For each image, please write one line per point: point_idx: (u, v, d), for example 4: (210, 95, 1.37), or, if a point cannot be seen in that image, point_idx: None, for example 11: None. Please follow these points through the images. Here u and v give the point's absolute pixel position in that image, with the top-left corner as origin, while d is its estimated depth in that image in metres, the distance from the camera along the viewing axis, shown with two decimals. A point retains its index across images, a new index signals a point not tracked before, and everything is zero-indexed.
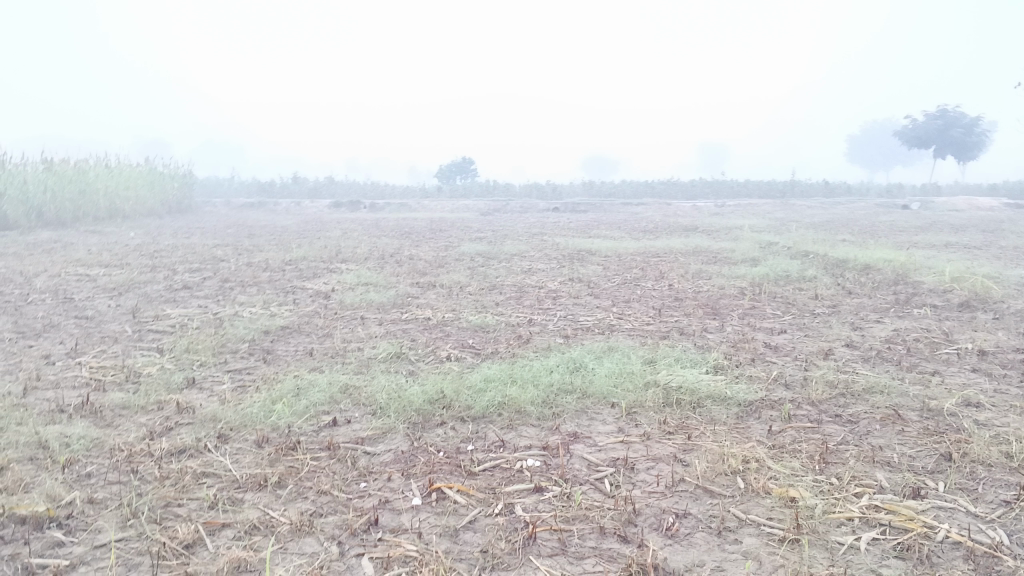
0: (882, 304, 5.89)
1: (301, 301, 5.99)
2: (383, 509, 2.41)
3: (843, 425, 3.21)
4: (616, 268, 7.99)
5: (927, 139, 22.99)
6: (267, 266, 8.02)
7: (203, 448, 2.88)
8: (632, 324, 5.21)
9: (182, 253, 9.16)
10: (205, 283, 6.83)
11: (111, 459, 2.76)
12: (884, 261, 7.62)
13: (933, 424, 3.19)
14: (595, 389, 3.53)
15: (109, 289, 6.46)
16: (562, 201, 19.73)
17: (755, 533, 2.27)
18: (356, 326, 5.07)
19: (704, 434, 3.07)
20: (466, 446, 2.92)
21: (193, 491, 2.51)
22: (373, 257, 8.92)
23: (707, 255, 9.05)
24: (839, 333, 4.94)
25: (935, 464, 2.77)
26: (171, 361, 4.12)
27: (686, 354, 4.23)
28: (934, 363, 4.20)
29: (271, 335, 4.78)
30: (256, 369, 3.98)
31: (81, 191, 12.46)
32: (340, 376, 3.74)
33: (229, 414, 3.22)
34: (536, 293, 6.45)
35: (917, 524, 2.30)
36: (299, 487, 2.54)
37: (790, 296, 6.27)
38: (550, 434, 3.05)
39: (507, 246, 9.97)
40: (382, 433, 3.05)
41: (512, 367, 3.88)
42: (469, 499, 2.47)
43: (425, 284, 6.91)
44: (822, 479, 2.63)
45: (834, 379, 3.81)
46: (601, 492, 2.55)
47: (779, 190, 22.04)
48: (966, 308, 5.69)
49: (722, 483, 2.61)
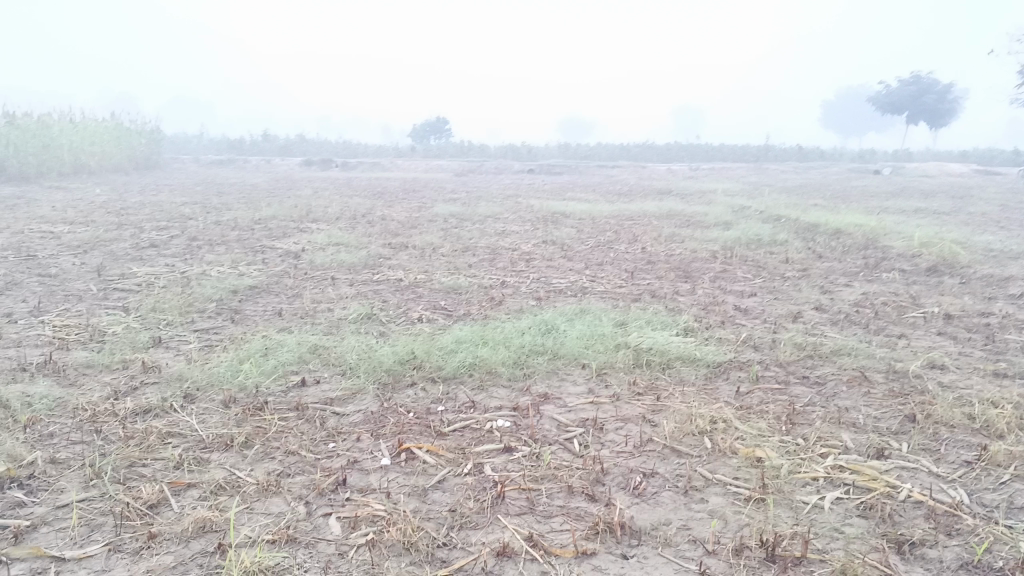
0: (851, 269, 5.94)
1: (270, 261, 5.90)
2: (352, 469, 2.39)
3: (811, 387, 3.24)
4: (589, 231, 7.97)
5: (900, 104, 23.08)
6: (236, 225, 7.89)
7: (169, 408, 2.84)
8: (605, 287, 5.21)
9: (150, 210, 8.99)
10: (172, 242, 6.72)
11: (75, 419, 2.71)
12: (855, 226, 7.68)
13: (899, 386, 3.23)
14: (566, 350, 3.53)
15: (73, 246, 6.32)
16: (537, 163, 19.62)
17: (721, 492, 2.29)
18: (326, 286, 5.02)
19: (674, 395, 3.08)
20: (436, 407, 2.91)
21: (158, 450, 2.48)
22: (345, 217, 8.81)
23: (680, 218, 9.06)
24: (809, 296, 4.97)
25: (900, 425, 2.81)
26: (137, 320, 4.06)
27: (657, 316, 4.24)
28: (901, 326, 4.25)
29: (240, 295, 4.72)
30: (224, 329, 3.93)
31: (44, 145, 12.15)
32: (309, 337, 3.70)
33: (195, 374, 3.17)
34: (509, 255, 6.42)
35: (881, 484, 2.34)
36: (266, 448, 2.52)
37: (762, 259, 6.29)
38: (521, 395, 3.05)
39: (481, 208, 9.90)
40: (351, 394, 3.03)
41: (484, 329, 3.86)
42: (438, 459, 2.47)
43: (397, 244, 6.85)
44: (789, 440, 2.65)
45: (803, 342, 3.84)
46: (570, 452, 2.55)
47: (754, 154, 22.16)
48: (934, 273, 5.76)
49: (690, 443, 2.63)
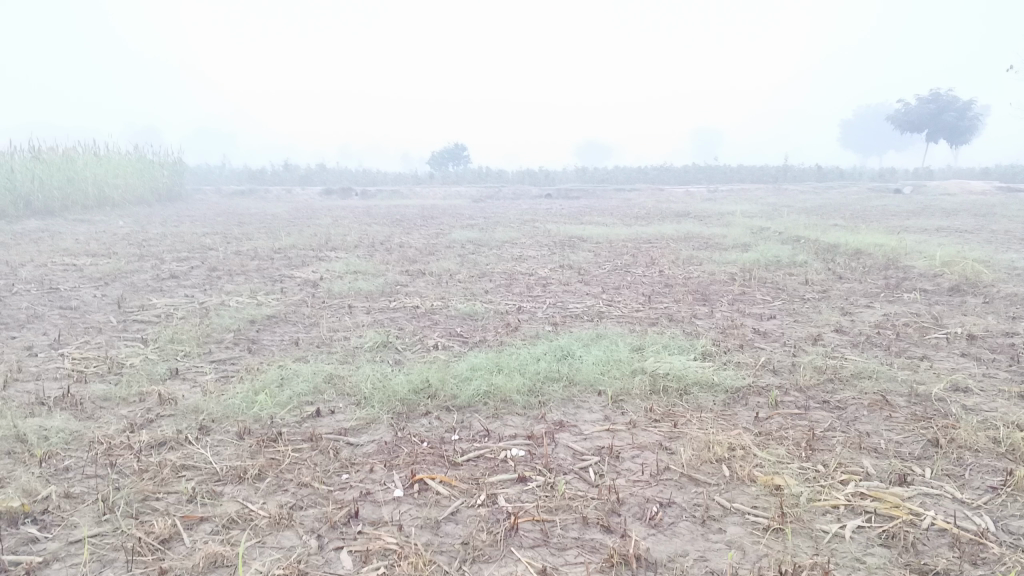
0: (872, 289, 5.88)
1: (288, 290, 5.94)
2: (364, 501, 2.38)
3: (831, 411, 3.19)
4: (607, 255, 7.95)
5: (919, 122, 22.95)
6: (255, 254, 7.95)
7: (184, 440, 2.85)
8: (622, 311, 5.19)
9: (171, 241, 9.10)
10: (192, 272, 6.78)
11: (91, 453, 2.72)
12: (875, 245, 7.61)
13: (921, 410, 3.17)
14: (582, 377, 3.50)
15: (94, 279, 6.40)
16: (555, 188, 19.70)
17: (739, 522, 2.25)
18: (343, 315, 5.03)
19: (691, 422, 3.04)
20: (451, 436, 2.89)
21: (171, 484, 2.48)
22: (363, 244, 8.86)
23: (698, 241, 9.02)
24: (829, 318, 4.92)
25: (922, 450, 2.76)
26: (155, 351, 4.08)
27: (674, 341, 4.21)
28: (923, 348, 4.19)
29: (257, 325, 4.74)
30: (241, 359, 3.94)
31: (68, 179, 12.36)
32: (325, 366, 3.70)
33: (211, 405, 3.18)
34: (526, 280, 6.42)
35: (903, 511, 2.28)
36: (279, 480, 2.51)
37: (780, 281, 6.24)
38: (536, 424, 3.03)
39: (499, 233, 9.94)
40: (365, 423, 3.02)
41: (499, 356, 3.84)
42: (451, 490, 2.45)
43: (414, 271, 6.88)
44: (808, 466, 2.61)
45: (822, 365, 3.79)
46: (585, 481, 2.52)
47: (772, 175, 22.09)
48: (956, 292, 5.68)
49: (708, 471, 2.59)
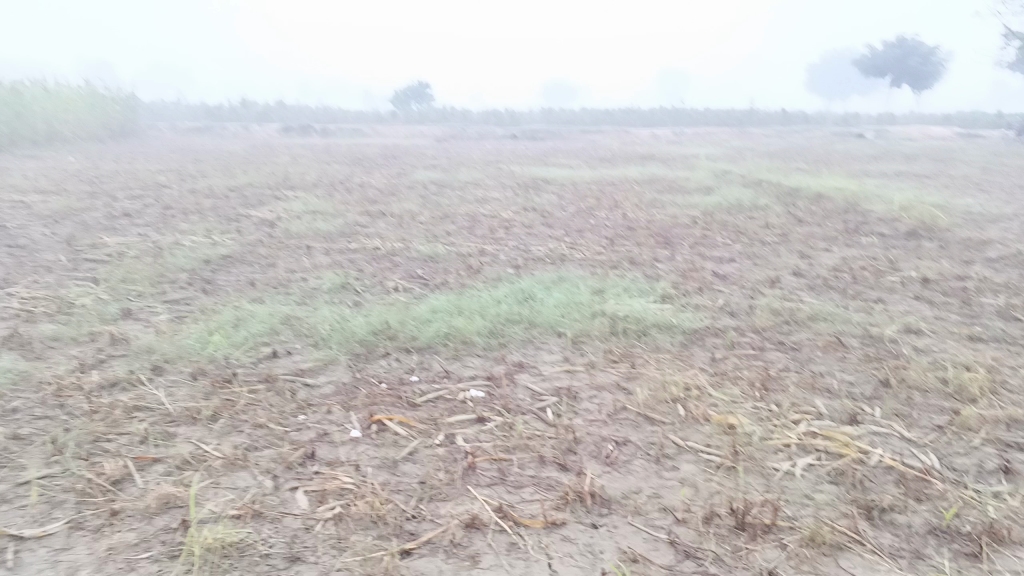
0: (831, 233, 5.93)
1: (245, 230, 5.82)
2: (321, 441, 2.36)
3: (787, 352, 3.24)
4: (570, 197, 7.91)
5: (884, 67, 22.99)
6: (212, 193, 7.78)
7: (136, 381, 2.80)
8: (584, 254, 5.18)
9: (124, 179, 8.84)
10: (146, 211, 6.60)
11: (39, 394, 2.66)
12: (835, 190, 7.67)
13: (873, 351, 3.23)
14: (541, 319, 3.50)
15: (43, 217, 6.21)
16: (520, 129, 19.50)
17: (693, 460, 2.28)
18: (302, 255, 4.95)
19: (649, 363, 3.07)
20: (409, 377, 2.88)
21: (123, 425, 2.44)
22: (323, 184, 8.71)
23: (662, 184, 9.00)
24: (788, 261, 4.96)
25: (874, 390, 2.81)
26: (107, 291, 3.99)
27: (635, 283, 4.22)
28: (878, 291, 4.25)
29: (213, 265, 4.64)
30: (195, 300, 3.86)
31: (15, 113, 11.89)
32: (282, 307, 3.64)
33: (165, 346, 3.12)
34: (489, 222, 6.37)
35: (853, 450, 2.33)
36: (234, 421, 2.49)
37: (742, 225, 6.27)
38: (495, 365, 3.03)
39: (462, 174, 9.82)
40: (323, 364, 3.00)
41: (460, 298, 3.82)
42: (409, 430, 2.44)
43: (375, 212, 6.78)
44: (763, 406, 2.65)
45: (779, 307, 3.83)
46: (543, 421, 2.53)
47: (737, 118, 22.08)
48: (912, 237, 5.76)
49: (664, 410, 2.62)
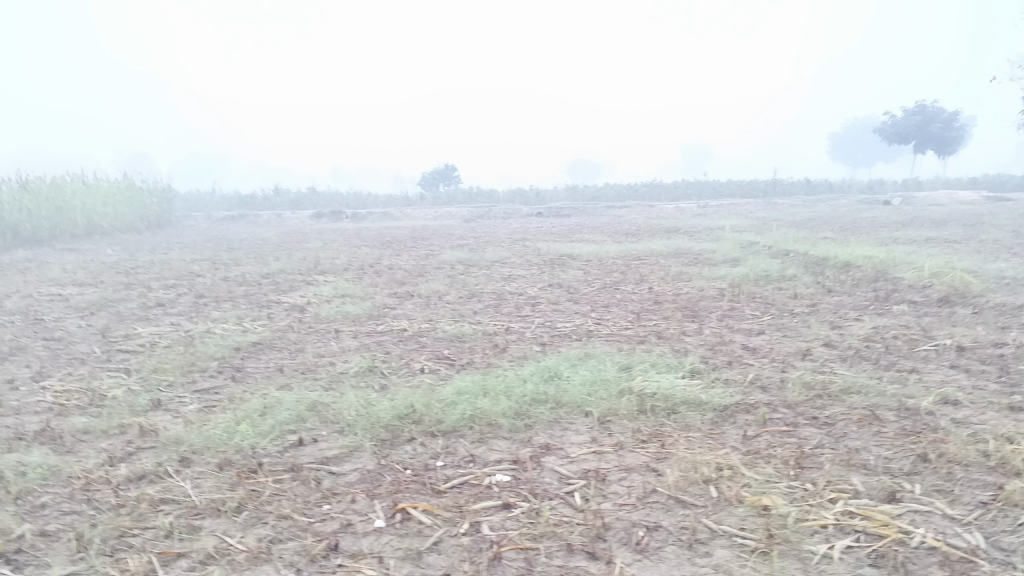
0: (861, 302, 5.86)
1: (275, 316, 5.90)
2: (344, 532, 2.33)
3: (821, 428, 3.16)
4: (596, 273, 7.93)
5: (908, 135, 23.09)
6: (244, 280, 7.91)
7: (163, 473, 2.80)
8: (611, 329, 5.16)
9: (159, 269, 9.06)
10: (179, 300, 6.73)
11: (68, 489, 2.67)
12: (864, 258, 7.60)
13: (910, 424, 3.15)
14: (568, 398, 3.46)
15: (80, 308, 6.35)
16: (546, 206, 19.71)
17: (726, 545, 2.21)
18: (330, 340, 4.99)
19: (679, 442, 3.01)
20: (435, 462, 2.85)
21: (149, 519, 2.43)
22: (352, 267, 8.83)
23: (688, 256, 9.00)
24: (818, 333, 4.89)
25: (912, 466, 2.73)
26: (139, 382, 4.03)
27: (663, 359, 4.17)
28: (912, 360, 4.17)
29: (243, 352, 4.70)
30: (225, 388, 3.89)
31: (57, 209, 12.30)
32: (308, 393, 3.65)
33: (193, 437, 3.13)
34: (515, 300, 6.39)
35: (893, 530, 2.25)
36: (258, 512, 2.47)
37: (770, 296, 6.23)
38: (521, 447, 2.99)
39: (488, 253, 9.92)
40: (349, 451, 2.98)
41: (486, 378, 3.80)
42: (434, 519, 2.41)
43: (403, 294, 6.84)
44: (797, 485, 2.57)
45: (811, 380, 3.76)
46: (571, 506, 2.48)
47: (761, 188, 22.18)
48: (945, 304, 5.67)
49: (695, 492, 2.56)
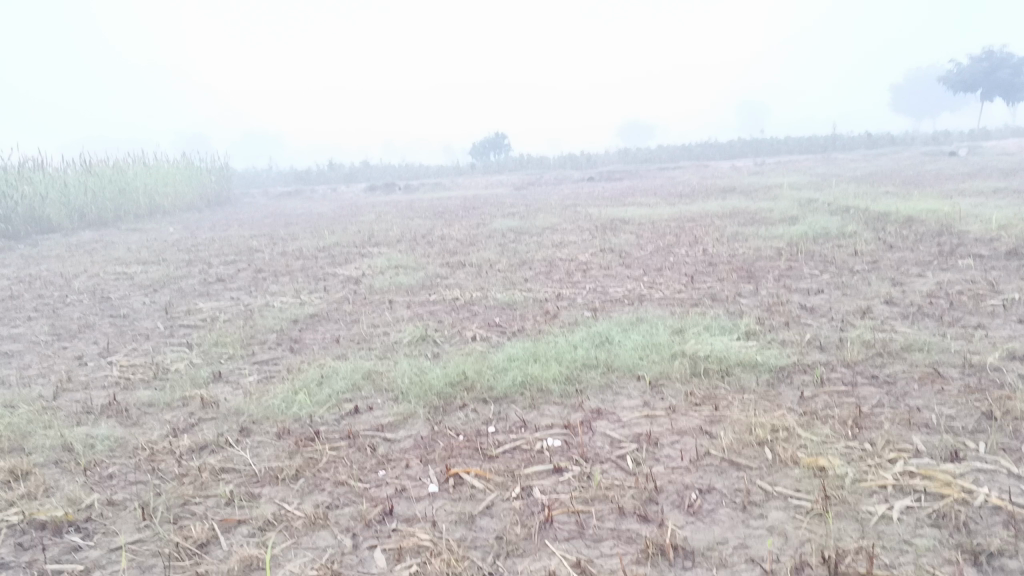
0: (924, 258, 5.68)
1: (330, 288, 5.98)
2: (399, 498, 2.37)
3: (881, 387, 3.08)
4: (649, 236, 7.84)
5: (975, 83, 22.13)
6: (299, 254, 8.03)
7: (224, 443, 2.88)
8: (664, 293, 5.10)
9: (218, 245, 9.27)
10: (238, 275, 6.87)
11: (134, 459, 2.77)
12: (928, 212, 7.35)
13: (975, 381, 3.04)
14: (620, 362, 3.44)
15: (143, 286, 6.54)
16: (597, 171, 19.51)
17: (782, 506, 2.18)
18: (384, 310, 5.05)
19: (733, 404, 2.97)
20: (488, 428, 2.87)
21: (211, 487, 2.51)
22: (405, 239, 8.89)
23: (744, 216, 8.83)
24: (879, 290, 4.75)
25: (976, 424, 2.64)
26: (200, 355, 4.14)
27: (717, 321, 4.11)
28: (977, 316, 4.02)
29: (300, 324, 4.78)
30: (282, 359, 3.98)
31: (120, 190, 12.65)
32: (363, 363, 3.70)
33: (252, 407, 3.21)
34: (566, 266, 6.36)
35: (955, 489, 2.18)
36: (315, 479, 2.53)
37: (828, 254, 6.07)
38: (573, 412, 2.98)
39: (540, 220, 9.88)
40: (403, 418, 3.02)
41: (537, 345, 3.80)
42: (487, 483, 2.43)
43: (455, 263, 6.87)
44: (855, 446, 2.52)
45: (871, 339, 3.66)
46: (623, 470, 2.47)
47: (821, 145, 21.62)
48: (1014, 257, 5.45)
49: (750, 454, 2.52)
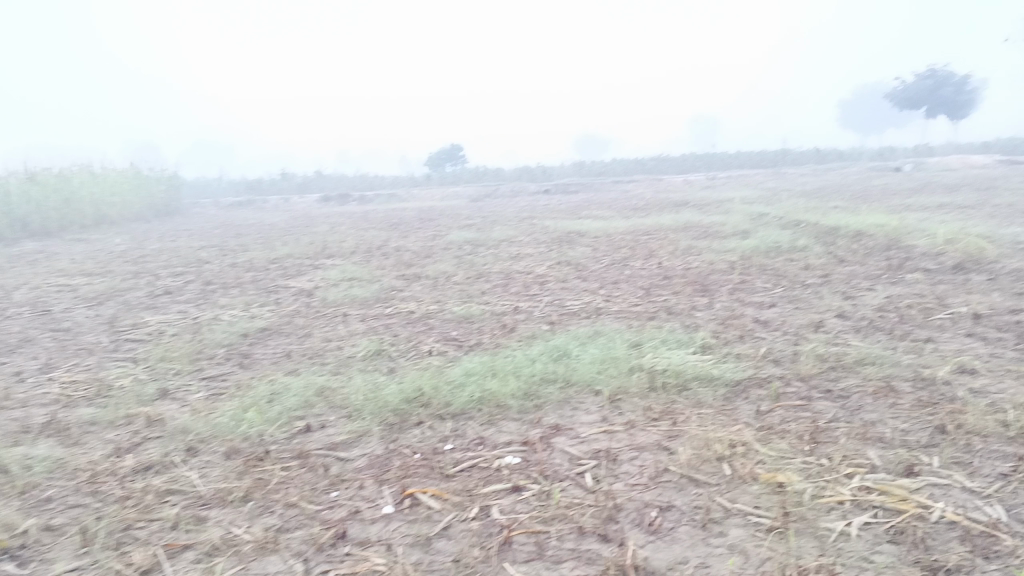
0: (874, 272, 5.77)
1: (282, 301, 5.86)
2: (352, 520, 2.30)
3: (835, 401, 3.10)
4: (605, 249, 7.87)
5: (919, 99, 22.73)
6: (250, 266, 7.87)
7: (170, 463, 2.77)
8: (620, 306, 5.10)
9: (167, 256, 9.06)
10: (186, 288, 6.70)
11: (74, 481, 2.65)
12: (876, 226, 7.50)
13: (927, 395, 3.08)
14: (578, 377, 3.41)
15: (87, 299, 6.33)
16: (553, 183, 19.57)
17: (741, 524, 2.17)
18: (337, 324, 4.96)
19: (691, 419, 2.96)
20: (444, 446, 2.81)
21: (156, 511, 2.41)
22: (359, 251, 8.77)
23: (698, 230, 8.92)
24: (831, 303, 4.82)
25: (929, 438, 2.67)
26: (146, 371, 4.01)
27: (673, 335, 4.12)
28: (927, 330, 4.09)
29: (250, 338, 4.66)
30: (231, 375, 3.87)
31: (64, 199, 12.30)
32: (315, 379, 3.61)
33: (200, 425, 3.10)
34: (523, 279, 6.34)
35: (911, 505, 2.20)
36: (265, 501, 2.44)
37: (780, 267, 6.15)
38: (531, 429, 2.94)
39: (496, 232, 9.86)
40: (356, 437, 2.95)
41: (494, 359, 3.75)
42: (443, 504, 2.37)
43: (411, 275, 6.80)
44: (812, 461, 2.52)
45: (825, 353, 3.69)
46: (582, 488, 2.44)
47: (772, 160, 22.02)
48: (960, 271, 5.57)
49: (708, 470, 2.51)
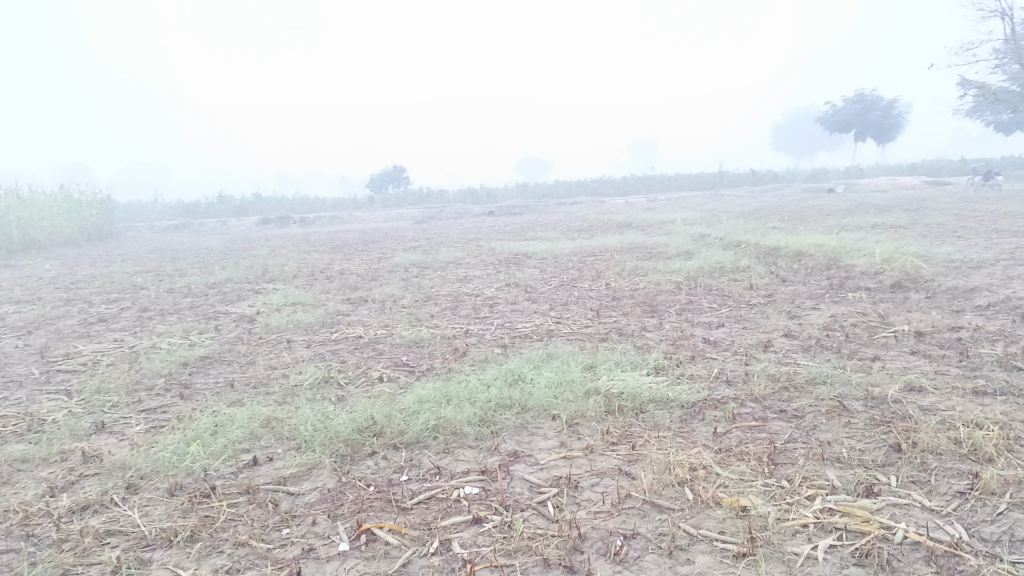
0: (816, 291, 5.88)
1: (223, 328, 5.68)
2: (307, 558, 2.20)
3: (790, 421, 3.12)
4: (552, 271, 7.87)
5: (849, 123, 23.52)
6: (188, 291, 7.64)
7: (109, 502, 2.63)
8: (571, 328, 5.08)
9: (101, 282, 8.74)
10: (122, 315, 6.46)
11: (4, 524, 2.49)
12: (815, 246, 7.67)
13: (879, 413, 3.12)
14: (534, 402, 3.36)
15: (16, 328, 6.04)
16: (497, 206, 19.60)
17: (708, 551, 2.14)
18: (282, 350, 4.82)
19: (649, 443, 2.93)
20: (399, 477, 2.72)
21: (94, 554, 2.26)
22: (302, 274, 8.60)
23: (643, 251, 9.00)
24: (777, 323, 4.88)
25: (886, 457, 2.69)
26: (80, 404, 3.82)
27: (626, 356, 4.10)
28: (873, 348, 4.16)
29: (190, 367, 4.49)
30: (172, 407, 3.71)
31: None
32: (261, 409, 3.48)
33: (140, 460, 2.95)
34: (472, 302, 6.29)
35: (874, 526, 2.20)
36: (212, 541, 2.32)
37: (726, 288, 6.23)
38: (488, 456, 2.88)
39: (441, 254, 9.80)
40: (307, 469, 2.84)
41: (447, 384, 3.67)
42: (402, 539, 2.29)
43: (357, 299, 6.68)
44: (773, 483, 2.51)
45: (776, 372, 3.72)
46: (544, 517, 2.38)
47: (710, 182, 22.47)
48: (899, 289, 5.71)
49: (670, 495, 2.48)
